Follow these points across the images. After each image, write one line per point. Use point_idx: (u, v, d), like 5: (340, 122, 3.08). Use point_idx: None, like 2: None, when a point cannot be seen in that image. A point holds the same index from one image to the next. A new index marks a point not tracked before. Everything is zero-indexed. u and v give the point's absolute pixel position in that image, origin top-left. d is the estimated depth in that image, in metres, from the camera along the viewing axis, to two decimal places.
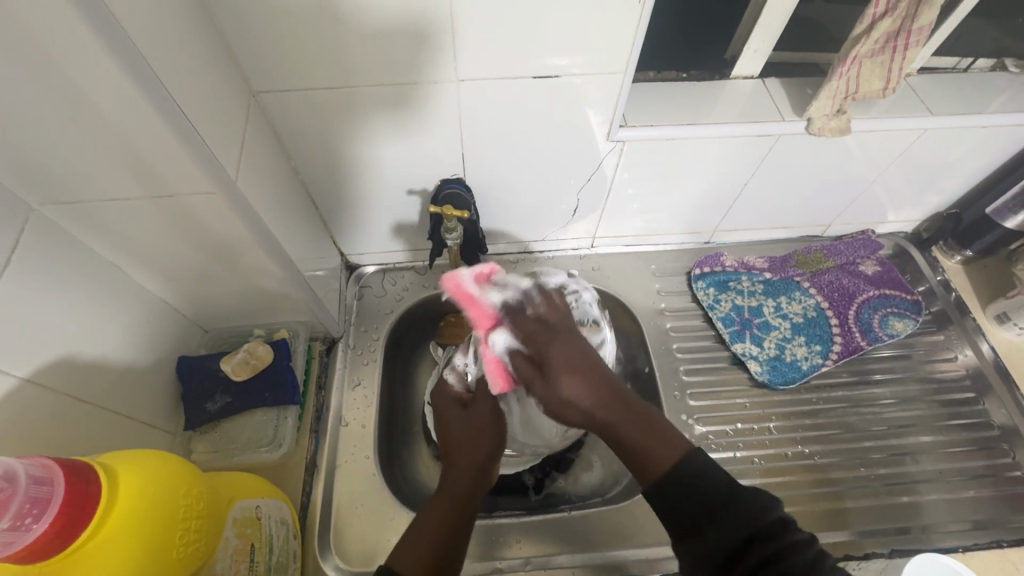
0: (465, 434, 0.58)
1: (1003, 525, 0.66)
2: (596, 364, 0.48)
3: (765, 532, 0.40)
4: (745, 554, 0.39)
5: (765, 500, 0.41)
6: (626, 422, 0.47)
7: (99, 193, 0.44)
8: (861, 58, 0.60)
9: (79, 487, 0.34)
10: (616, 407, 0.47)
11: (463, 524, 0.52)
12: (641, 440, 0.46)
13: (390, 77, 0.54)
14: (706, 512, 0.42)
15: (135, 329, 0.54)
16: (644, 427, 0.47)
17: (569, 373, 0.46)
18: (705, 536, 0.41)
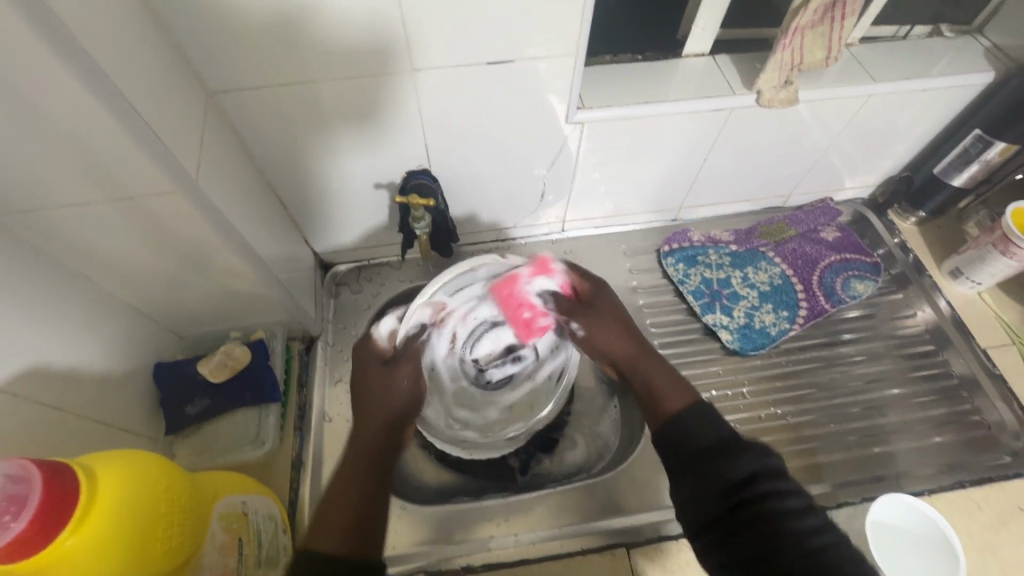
0: (378, 391, 0.60)
1: (966, 467, 0.70)
2: (630, 328, 0.66)
3: (767, 475, 0.46)
4: (747, 487, 0.45)
5: (771, 452, 0.48)
6: (648, 368, 0.61)
7: (57, 199, 0.44)
8: (803, 29, 0.62)
9: (56, 485, 0.34)
10: (641, 356, 0.63)
11: (379, 493, 0.52)
12: (664, 384, 0.58)
13: (347, 70, 0.55)
14: (714, 452, 0.48)
15: (105, 336, 0.54)
16: (670, 377, 0.59)
17: (608, 326, 0.66)
18: (710, 468, 0.47)
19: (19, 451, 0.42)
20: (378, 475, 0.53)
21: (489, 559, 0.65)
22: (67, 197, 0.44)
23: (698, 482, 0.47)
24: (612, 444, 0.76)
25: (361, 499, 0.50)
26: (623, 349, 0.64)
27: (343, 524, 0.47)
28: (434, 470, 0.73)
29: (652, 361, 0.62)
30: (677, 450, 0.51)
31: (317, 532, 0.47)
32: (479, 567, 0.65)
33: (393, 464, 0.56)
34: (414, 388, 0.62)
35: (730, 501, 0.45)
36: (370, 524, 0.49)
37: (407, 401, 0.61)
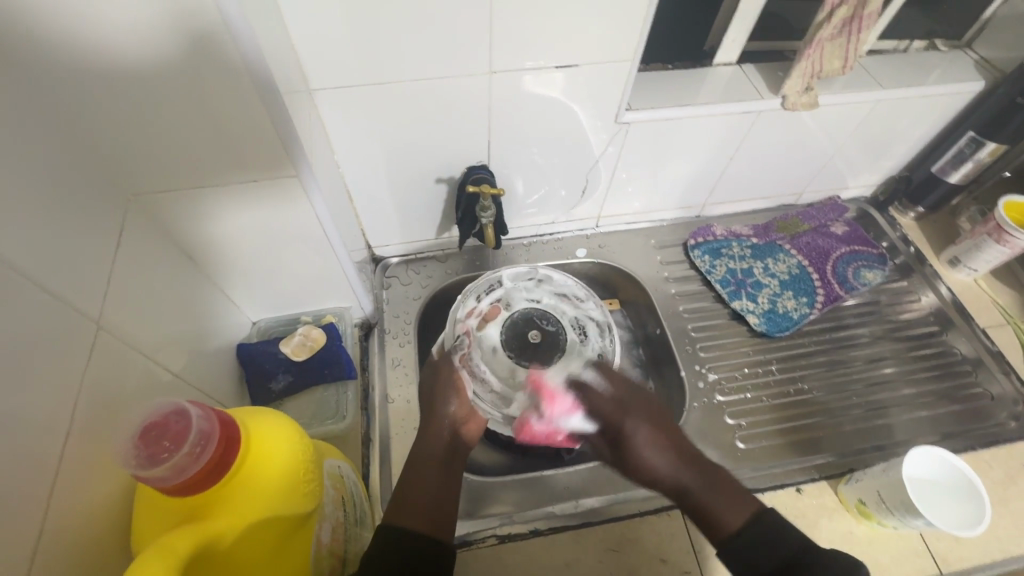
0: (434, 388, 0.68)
1: (974, 433, 0.77)
2: (673, 441, 0.63)
3: None
4: None
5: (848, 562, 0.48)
6: (698, 488, 0.58)
7: (194, 178, 0.50)
8: (824, 41, 0.70)
9: (228, 426, 0.38)
10: (685, 470, 0.60)
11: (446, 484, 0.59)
12: (721, 501, 0.56)
13: (430, 71, 0.61)
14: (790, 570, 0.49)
15: (205, 314, 0.59)
16: (720, 487, 0.57)
17: (649, 446, 0.63)
18: None
19: None
20: (443, 470, 0.59)
21: (555, 524, 0.65)
22: (198, 176, 0.50)
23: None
24: None
25: (433, 490, 0.56)
26: (665, 467, 0.61)
27: (421, 510, 0.54)
28: (487, 447, 0.77)
29: (705, 477, 0.59)
30: (747, 565, 0.51)
31: (397, 512, 0.53)
32: (546, 530, 0.65)
33: (458, 462, 0.63)
34: (456, 383, 0.68)
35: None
36: (442, 508, 0.55)
37: (453, 395, 0.67)
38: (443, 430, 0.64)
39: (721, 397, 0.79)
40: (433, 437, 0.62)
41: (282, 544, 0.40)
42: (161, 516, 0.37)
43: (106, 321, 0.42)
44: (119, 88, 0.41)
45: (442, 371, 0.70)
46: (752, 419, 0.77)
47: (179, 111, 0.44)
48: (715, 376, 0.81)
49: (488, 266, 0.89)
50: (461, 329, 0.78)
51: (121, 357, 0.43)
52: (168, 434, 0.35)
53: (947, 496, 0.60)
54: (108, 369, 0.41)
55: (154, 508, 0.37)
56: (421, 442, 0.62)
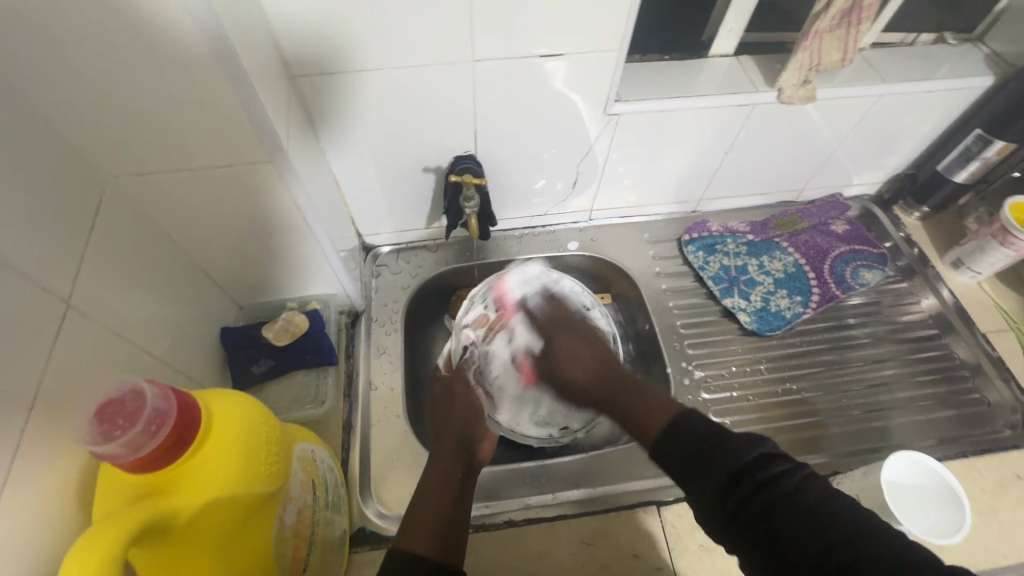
0: (445, 404, 0.67)
1: (966, 439, 0.75)
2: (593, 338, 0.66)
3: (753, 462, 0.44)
4: (746, 476, 0.44)
5: (754, 438, 0.46)
6: (623, 392, 0.58)
7: (170, 163, 0.50)
8: (822, 32, 0.68)
9: (188, 406, 0.39)
10: (608, 371, 0.61)
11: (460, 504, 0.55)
12: (641, 412, 0.54)
13: (412, 58, 0.60)
14: (701, 455, 0.47)
15: (188, 297, 0.60)
16: (648, 398, 0.55)
17: (564, 346, 0.66)
18: (706, 471, 0.46)
19: None
20: (459, 492, 0.56)
21: (529, 515, 0.66)
22: (173, 161, 0.50)
23: (702, 490, 0.45)
24: None
25: (448, 508, 0.53)
26: (587, 376, 0.62)
27: (433, 527, 0.51)
28: None
29: (612, 388, 0.59)
30: (671, 459, 0.49)
31: (407, 532, 0.51)
32: (521, 521, 0.65)
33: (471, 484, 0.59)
34: (472, 405, 0.67)
35: (733, 498, 0.43)
36: (456, 528, 0.52)
37: (472, 418, 0.66)
38: (457, 452, 0.61)
39: (707, 395, 0.78)
40: (447, 457, 0.60)
41: (242, 524, 0.41)
42: (119, 491, 0.37)
43: (77, 302, 0.42)
44: (87, 74, 0.41)
45: (456, 393, 0.68)
46: (737, 418, 0.76)
47: (149, 96, 0.44)
48: (702, 374, 0.80)
49: (478, 257, 0.89)
50: (465, 341, 0.77)
51: (92, 336, 0.43)
52: (123, 412, 0.36)
53: (936, 514, 0.57)
54: (78, 348, 0.42)
55: (112, 483, 0.38)
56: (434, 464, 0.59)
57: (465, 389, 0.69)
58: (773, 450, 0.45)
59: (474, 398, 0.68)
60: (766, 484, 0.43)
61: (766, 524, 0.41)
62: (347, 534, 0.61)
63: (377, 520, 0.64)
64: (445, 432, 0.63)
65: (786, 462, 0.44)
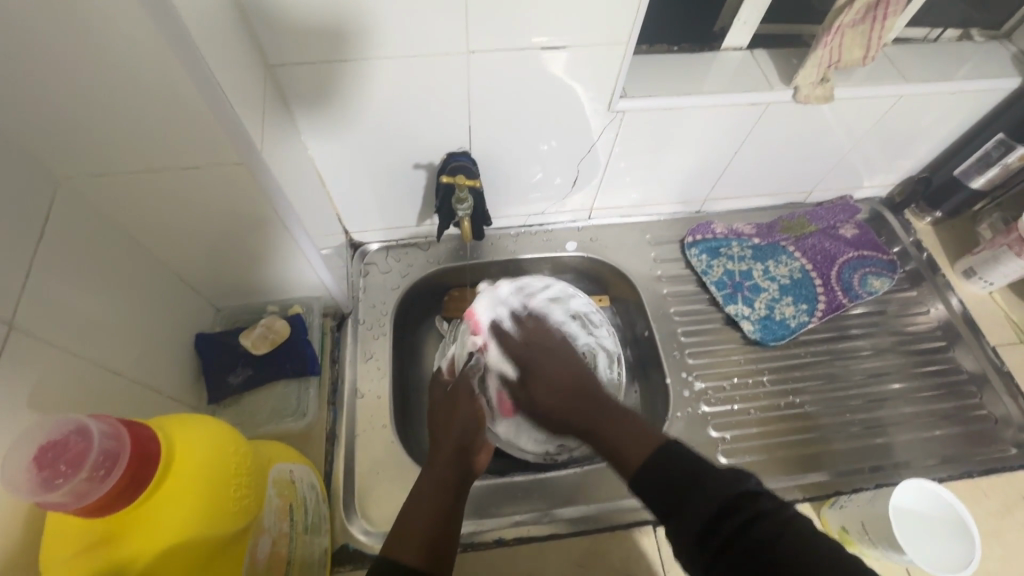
0: (440, 405, 0.62)
1: (972, 458, 0.73)
2: (572, 374, 0.60)
3: (736, 502, 0.41)
4: (728, 518, 0.40)
5: (738, 474, 0.43)
6: (594, 414, 0.55)
7: (129, 165, 0.45)
8: (845, 27, 0.64)
9: (142, 443, 0.35)
10: (581, 409, 0.56)
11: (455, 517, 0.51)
12: (618, 438, 0.51)
13: (402, 49, 0.55)
14: (682, 491, 0.43)
15: (157, 304, 0.56)
16: (621, 430, 0.51)
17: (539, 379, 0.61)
18: (686, 508, 0.42)
19: (94, 411, 0.44)
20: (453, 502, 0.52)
21: (520, 534, 0.63)
22: (133, 162, 0.45)
23: (681, 527, 0.42)
24: None
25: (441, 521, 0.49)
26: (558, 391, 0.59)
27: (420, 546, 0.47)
28: None
29: (585, 412, 0.55)
30: (651, 495, 0.45)
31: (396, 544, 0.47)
32: (512, 540, 0.63)
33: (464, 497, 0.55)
34: (476, 413, 0.61)
35: (712, 538, 0.40)
36: (445, 546, 0.48)
37: (475, 427, 0.60)
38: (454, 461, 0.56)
39: (707, 407, 0.75)
40: (441, 464, 0.55)
41: (205, 567, 0.38)
42: (71, 534, 0.34)
43: (22, 321, 0.38)
44: (27, 68, 0.36)
45: (458, 399, 0.62)
46: (737, 432, 0.73)
47: (101, 94, 0.39)
48: (702, 385, 0.77)
49: (472, 256, 0.84)
50: (471, 347, 0.72)
51: (40, 359, 0.39)
52: (67, 455, 0.32)
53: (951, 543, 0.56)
54: (25, 371, 0.38)
55: (65, 524, 0.35)
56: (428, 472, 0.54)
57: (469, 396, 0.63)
58: (759, 486, 0.42)
59: (479, 406, 0.62)
60: (746, 523, 0.39)
61: (747, 566, 0.38)
62: (328, 553, 0.58)
63: (362, 537, 0.61)
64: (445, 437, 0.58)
65: (772, 500, 0.41)
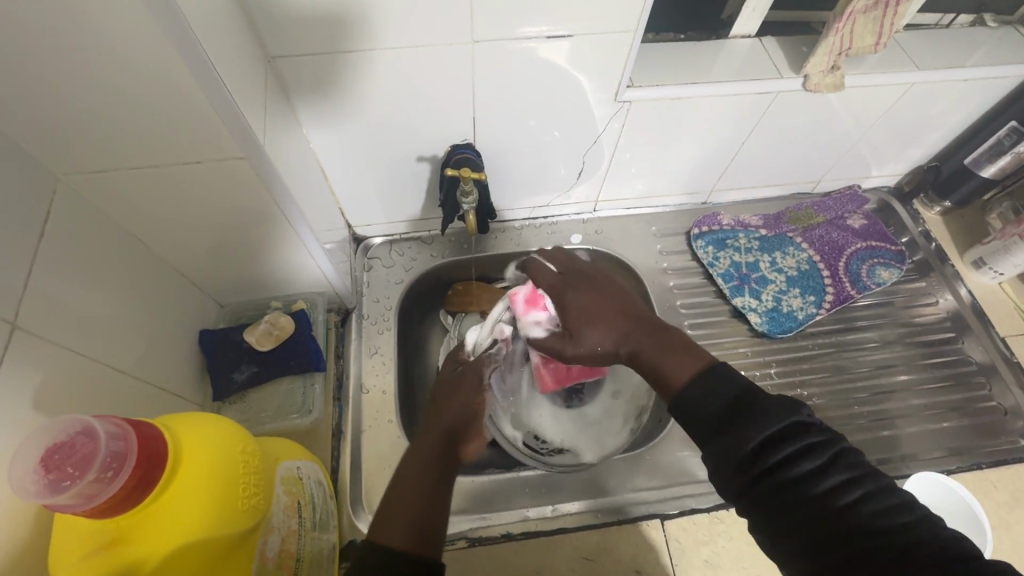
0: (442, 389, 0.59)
1: (981, 450, 0.72)
2: (616, 309, 0.52)
3: (789, 434, 0.37)
4: (778, 448, 0.37)
5: (791, 402, 0.39)
6: (652, 339, 0.49)
7: (128, 161, 0.44)
8: (857, 14, 0.62)
9: (148, 443, 0.35)
10: (640, 335, 0.50)
11: (439, 500, 0.46)
12: (674, 362, 0.46)
13: (405, 38, 0.54)
14: (734, 417, 0.39)
15: (160, 301, 0.55)
16: (684, 354, 0.46)
17: (588, 323, 0.52)
18: (737, 432, 0.38)
19: (100, 411, 0.44)
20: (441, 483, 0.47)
21: (528, 529, 0.63)
22: (134, 159, 0.44)
23: (720, 448, 0.39)
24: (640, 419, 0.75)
25: (427, 503, 0.45)
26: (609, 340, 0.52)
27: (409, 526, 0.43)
28: None
29: (648, 339, 0.49)
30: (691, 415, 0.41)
31: (381, 526, 0.43)
32: (519, 535, 0.62)
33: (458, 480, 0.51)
34: (475, 402, 0.57)
35: (752, 466, 0.37)
36: (434, 529, 0.44)
37: (474, 414, 0.56)
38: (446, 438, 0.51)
39: None
40: (428, 446, 0.50)
41: (217, 566, 0.37)
42: (81, 535, 0.34)
43: (25, 321, 0.38)
44: (22, 63, 0.35)
45: (463, 385, 0.59)
46: None
47: (98, 89, 0.38)
48: None
49: (476, 249, 0.83)
50: (497, 335, 0.67)
51: (44, 360, 0.39)
52: (74, 458, 0.32)
53: (954, 534, 0.61)
54: (31, 372, 0.38)
55: (75, 526, 0.34)
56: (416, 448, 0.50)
57: (474, 384, 0.60)
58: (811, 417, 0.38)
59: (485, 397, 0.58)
60: (789, 459, 0.37)
61: (785, 497, 0.36)
62: (336, 549, 0.58)
63: None
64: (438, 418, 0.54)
65: (824, 433, 0.38)
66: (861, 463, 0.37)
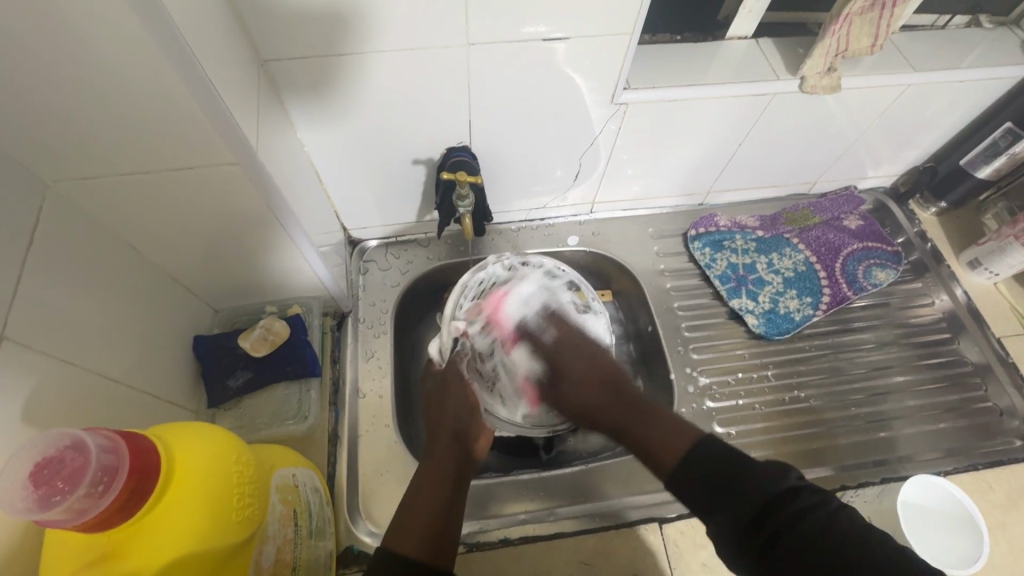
0: (437, 394, 0.63)
1: (977, 451, 0.72)
2: (599, 358, 0.66)
3: (779, 502, 0.43)
4: (771, 511, 0.43)
5: (780, 470, 0.45)
6: (628, 412, 0.59)
7: (119, 167, 0.44)
8: (854, 15, 0.62)
9: (140, 455, 0.34)
10: (621, 407, 0.60)
11: (456, 505, 0.51)
12: (652, 433, 0.54)
13: (399, 41, 0.54)
14: (724, 486, 0.45)
15: (153, 308, 0.54)
16: (654, 424, 0.55)
17: (572, 365, 0.66)
18: (729, 500, 0.45)
19: (91, 422, 0.43)
20: (453, 489, 0.52)
21: (525, 533, 0.63)
22: (124, 164, 0.44)
23: (726, 520, 0.44)
24: None
25: (439, 507, 0.50)
26: (595, 397, 0.63)
27: (425, 529, 0.47)
28: None
29: (621, 407, 0.60)
30: (697, 484, 0.48)
31: (395, 533, 0.47)
32: (518, 540, 0.62)
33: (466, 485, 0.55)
34: (469, 401, 0.61)
35: (753, 531, 0.43)
36: (448, 533, 0.48)
37: (469, 413, 0.60)
38: (452, 448, 0.56)
39: (712, 403, 0.75)
40: (439, 455, 0.56)
41: None
42: (73, 549, 0.34)
43: (14, 331, 0.37)
44: (7, 68, 0.34)
45: (450, 387, 0.62)
46: (742, 428, 0.73)
47: (87, 94, 0.37)
48: (706, 380, 0.77)
49: (473, 252, 0.83)
50: (457, 332, 0.67)
51: (31, 371, 0.38)
52: (63, 472, 0.31)
53: (954, 538, 0.62)
54: (20, 384, 0.37)
55: (67, 541, 0.34)
56: (427, 461, 0.55)
57: (462, 382, 0.63)
58: (801, 482, 0.44)
59: (471, 393, 0.62)
60: (784, 521, 0.42)
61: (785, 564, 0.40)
62: (333, 555, 0.58)
63: (367, 539, 0.61)
64: (440, 430, 0.59)
65: (813, 495, 0.43)
66: (852, 522, 0.41)
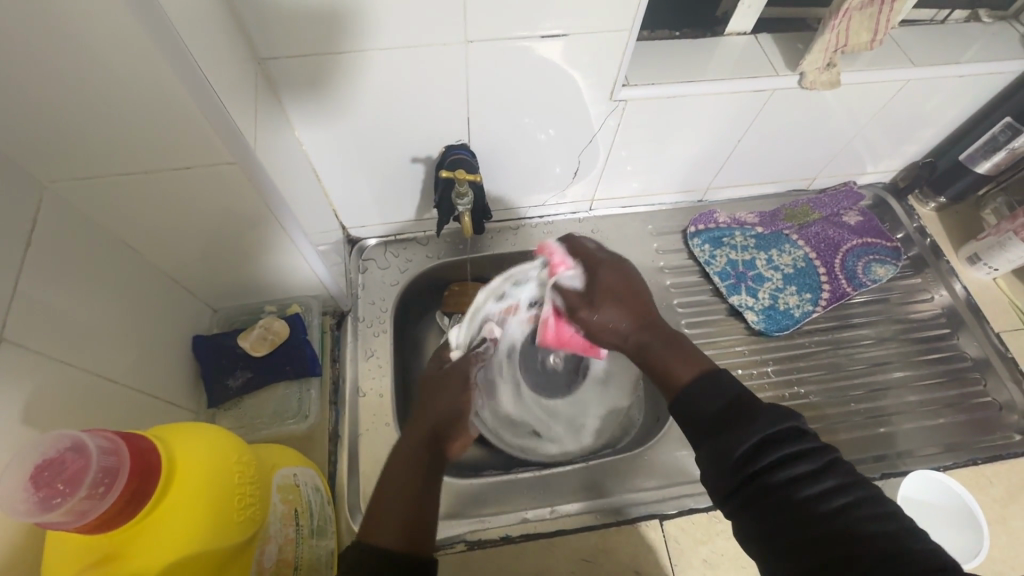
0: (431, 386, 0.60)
1: (977, 445, 0.73)
2: (634, 293, 0.55)
3: (778, 444, 0.39)
4: (768, 453, 0.39)
5: (784, 410, 0.41)
6: (659, 344, 0.50)
7: (115, 167, 0.43)
8: (852, 11, 0.62)
9: (140, 456, 0.34)
10: (647, 338, 0.52)
11: (428, 495, 0.47)
12: (675, 363, 0.48)
13: (397, 39, 0.53)
14: (722, 423, 0.41)
15: (151, 309, 0.54)
16: (678, 357, 0.48)
17: (604, 295, 0.56)
18: (726, 437, 0.40)
19: (91, 425, 0.43)
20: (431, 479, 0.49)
21: (528, 530, 0.63)
22: (122, 164, 0.43)
23: (712, 451, 0.41)
24: (636, 421, 0.75)
25: (417, 495, 0.46)
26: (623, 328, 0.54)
27: (397, 522, 0.43)
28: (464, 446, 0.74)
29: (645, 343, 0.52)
30: (687, 419, 0.44)
31: (372, 526, 0.43)
32: (519, 537, 0.62)
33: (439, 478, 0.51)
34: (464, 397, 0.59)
35: (742, 471, 0.39)
36: (424, 528, 0.44)
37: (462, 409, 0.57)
38: (437, 439, 0.53)
39: None
40: (420, 442, 0.52)
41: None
42: (74, 550, 0.34)
43: (13, 333, 0.37)
44: (4, 71, 0.34)
45: (450, 381, 0.61)
46: None
47: (84, 96, 0.37)
48: None
49: (472, 250, 0.83)
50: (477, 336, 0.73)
51: (31, 373, 0.38)
52: (64, 473, 0.31)
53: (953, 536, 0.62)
54: (20, 386, 0.37)
55: (68, 542, 0.34)
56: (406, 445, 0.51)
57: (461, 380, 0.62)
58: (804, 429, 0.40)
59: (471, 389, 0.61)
60: (779, 465, 0.38)
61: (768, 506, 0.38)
62: (335, 554, 0.58)
63: None
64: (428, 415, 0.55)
65: (813, 443, 0.40)
66: (849, 476, 0.38)
